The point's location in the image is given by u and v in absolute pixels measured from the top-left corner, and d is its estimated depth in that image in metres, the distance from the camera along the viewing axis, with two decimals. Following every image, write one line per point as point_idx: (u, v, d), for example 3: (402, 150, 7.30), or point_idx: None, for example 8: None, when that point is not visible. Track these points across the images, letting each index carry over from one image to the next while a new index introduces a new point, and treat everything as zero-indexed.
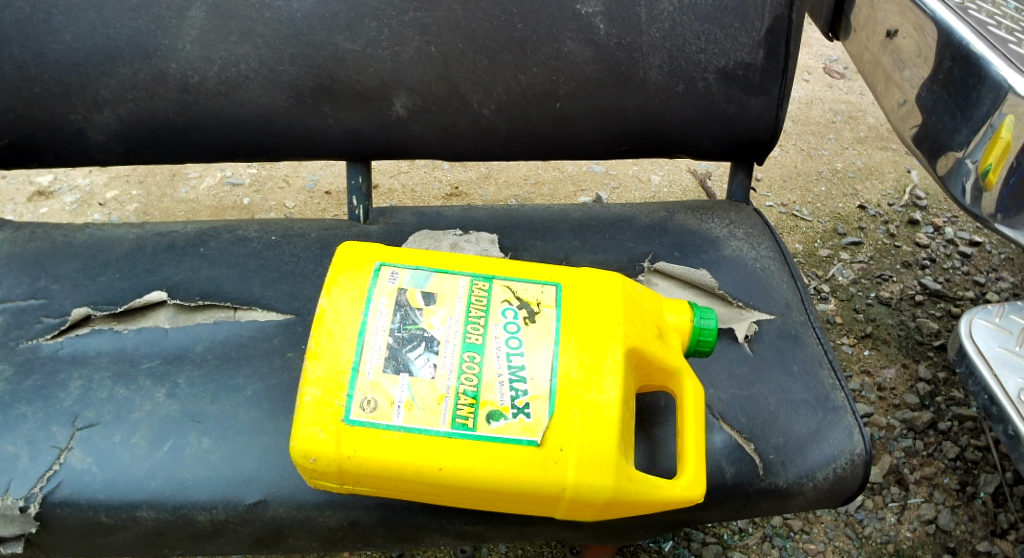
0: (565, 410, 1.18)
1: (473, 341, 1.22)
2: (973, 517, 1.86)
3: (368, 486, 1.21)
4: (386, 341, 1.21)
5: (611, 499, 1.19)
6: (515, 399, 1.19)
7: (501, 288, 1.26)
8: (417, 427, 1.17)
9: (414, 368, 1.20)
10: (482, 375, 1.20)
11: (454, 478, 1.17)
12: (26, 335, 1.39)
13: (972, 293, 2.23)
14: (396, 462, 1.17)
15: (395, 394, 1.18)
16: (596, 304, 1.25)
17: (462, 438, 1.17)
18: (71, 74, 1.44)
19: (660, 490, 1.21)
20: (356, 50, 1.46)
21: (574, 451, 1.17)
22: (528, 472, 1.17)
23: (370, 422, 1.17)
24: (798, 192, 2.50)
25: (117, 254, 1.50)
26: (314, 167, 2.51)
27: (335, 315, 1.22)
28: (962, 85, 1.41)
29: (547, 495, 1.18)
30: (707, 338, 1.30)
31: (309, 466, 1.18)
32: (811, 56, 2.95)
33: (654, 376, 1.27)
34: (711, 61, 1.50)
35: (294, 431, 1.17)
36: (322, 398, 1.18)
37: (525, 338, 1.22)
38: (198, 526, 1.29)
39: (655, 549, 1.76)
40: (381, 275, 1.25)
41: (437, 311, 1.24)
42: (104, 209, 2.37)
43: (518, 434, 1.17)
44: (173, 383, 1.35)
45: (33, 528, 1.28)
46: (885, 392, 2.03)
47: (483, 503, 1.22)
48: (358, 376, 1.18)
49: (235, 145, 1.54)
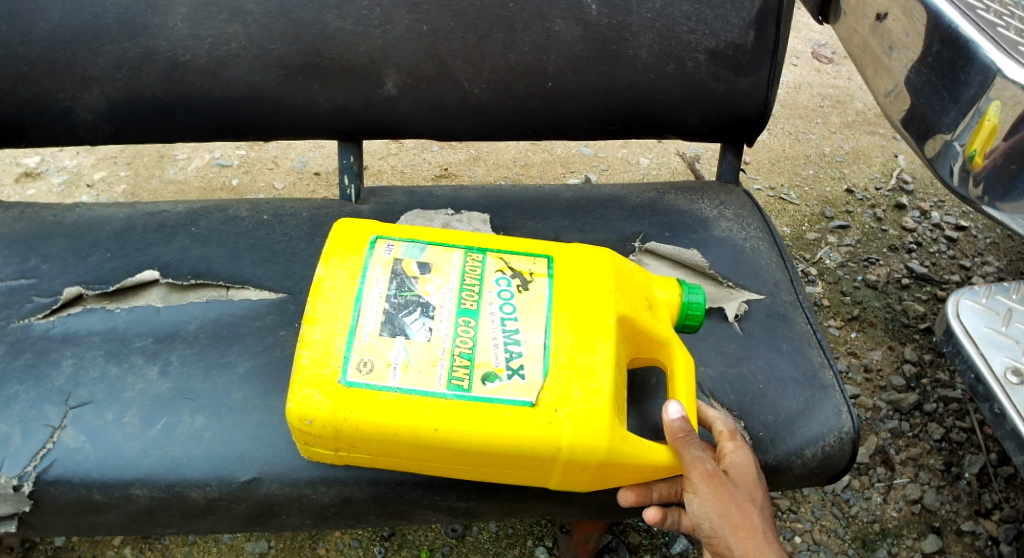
0: (559, 373, 1.19)
1: (468, 307, 1.23)
2: (957, 497, 1.88)
3: (363, 452, 1.20)
4: (383, 307, 1.22)
5: (606, 459, 1.19)
6: (509, 361, 1.20)
7: (494, 260, 1.28)
8: (413, 388, 1.17)
9: (410, 333, 1.21)
10: (477, 340, 1.21)
11: (449, 439, 1.17)
12: (17, 315, 1.39)
13: (958, 277, 2.25)
14: (391, 421, 1.16)
15: (392, 356, 1.19)
16: (589, 271, 1.27)
17: (458, 398, 1.17)
18: (59, 51, 1.44)
19: (652, 452, 1.23)
20: (346, 28, 1.46)
21: (570, 411, 1.18)
22: (524, 431, 1.17)
23: (367, 383, 1.17)
24: (786, 175, 2.52)
25: (108, 233, 1.50)
26: (303, 149, 2.51)
27: (331, 284, 1.23)
28: (950, 67, 1.42)
29: (542, 456, 1.18)
30: (696, 314, 1.31)
31: (303, 426, 1.17)
32: (799, 40, 2.96)
33: (645, 347, 1.28)
34: (700, 41, 1.50)
35: (290, 393, 1.17)
36: (318, 359, 1.18)
37: (519, 305, 1.24)
38: (190, 503, 1.29)
39: (644, 528, 1.77)
40: (377, 246, 1.27)
41: (433, 281, 1.25)
42: (92, 191, 2.36)
43: (514, 395, 1.18)
44: (165, 360, 1.35)
45: (26, 507, 1.28)
46: (871, 373, 2.05)
47: (477, 470, 1.21)
48: (355, 339, 1.19)
49: (226, 123, 1.54)
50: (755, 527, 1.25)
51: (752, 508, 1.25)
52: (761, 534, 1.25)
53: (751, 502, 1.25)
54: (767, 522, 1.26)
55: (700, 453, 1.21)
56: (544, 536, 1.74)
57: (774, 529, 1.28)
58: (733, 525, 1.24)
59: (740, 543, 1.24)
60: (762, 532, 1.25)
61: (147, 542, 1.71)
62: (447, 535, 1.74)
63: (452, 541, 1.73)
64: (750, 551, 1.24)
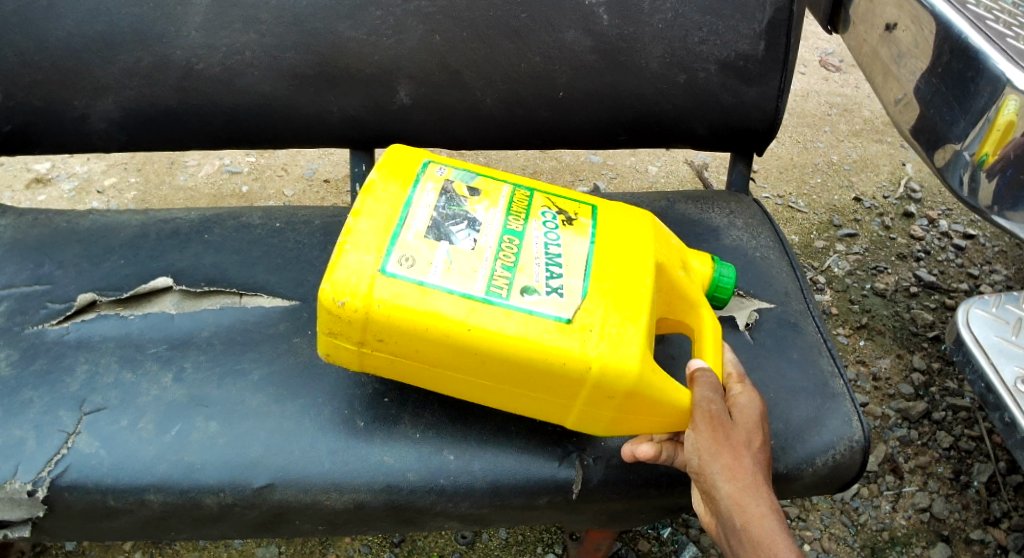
0: (596, 297, 1.24)
1: (512, 230, 1.29)
2: (966, 505, 1.88)
3: (387, 351, 1.23)
4: (431, 215, 1.27)
5: (633, 391, 1.21)
6: (549, 279, 1.25)
7: (540, 199, 1.34)
8: (450, 286, 1.22)
9: (454, 240, 1.26)
10: (517, 258, 1.26)
11: (479, 340, 1.20)
12: (31, 321, 1.40)
13: (966, 286, 2.25)
14: (425, 314, 1.19)
15: (433, 257, 1.23)
16: (630, 219, 1.34)
17: (494, 303, 1.21)
18: (73, 58, 1.45)
19: (678, 394, 1.24)
20: (359, 37, 1.47)
21: (604, 327, 1.22)
22: (556, 341, 1.20)
23: (407, 275, 1.21)
24: (794, 184, 2.52)
25: (121, 240, 1.51)
26: (313, 156, 2.52)
27: (383, 192, 1.28)
28: (959, 78, 1.42)
29: (570, 372, 1.20)
30: (724, 291, 1.39)
31: (333, 306, 1.19)
32: (807, 48, 2.98)
33: (676, 307, 1.34)
34: (711, 52, 1.51)
35: (329, 273, 1.20)
36: (363, 246, 1.23)
37: (562, 236, 1.30)
38: (204, 509, 1.29)
39: (653, 535, 1.78)
40: (430, 167, 1.33)
41: (481, 205, 1.31)
42: (102, 197, 2.37)
43: (551, 308, 1.22)
44: (179, 367, 1.36)
45: (40, 511, 1.28)
46: (880, 382, 2.05)
47: (499, 383, 1.23)
48: (401, 236, 1.24)
49: (239, 131, 1.55)
50: (744, 469, 1.20)
51: (748, 452, 1.22)
52: (752, 478, 1.20)
53: (749, 446, 1.23)
54: (763, 473, 1.22)
55: (710, 392, 1.23)
56: (553, 543, 1.75)
57: (772, 487, 1.22)
58: (723, 461, 1.20)
59: (727, 483, 1.20)
60: (752, 477, 1.20)
61: (158, 547, 1.71)
62: (457, 542, 1.74)
63: (462, 548, 1.74)
64: (735, 493, 1.19)
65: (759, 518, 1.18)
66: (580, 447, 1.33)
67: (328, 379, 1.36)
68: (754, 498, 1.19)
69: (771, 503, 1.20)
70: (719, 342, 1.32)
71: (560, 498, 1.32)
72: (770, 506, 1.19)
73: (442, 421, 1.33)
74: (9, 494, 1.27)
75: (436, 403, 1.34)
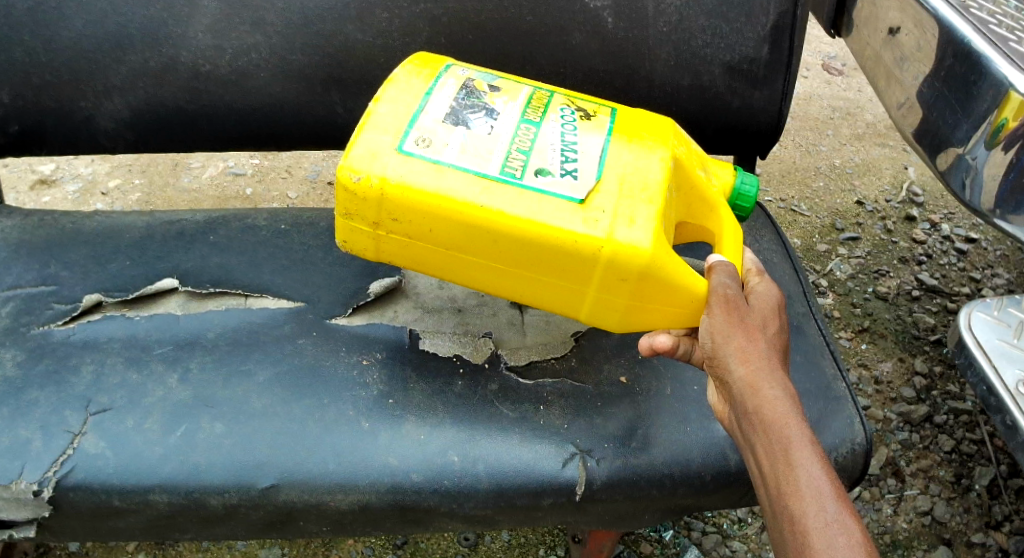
0: (611, 181, 1.25)
1: (530, 120, 1.29)
2: (967, 509, 1.88)
3: (402, 232, 1.25)
4: (450, 103, 1.28)
5: (644, 273, 1.23)
6: (564, 164, 1.25)
7: (561, 96, 1.33)
8: (463, 166, 1.23)
9: (471, 126, 1.27)
10: (534, 144, 1.27)
11: (491, 219, 1.22)
12: (37, 321, 1.41)
13: (968, 289, 2.25)
14: (440, 192, 1.22)
15: (449, 139, 1.25)
16: (652, 118, 1.33)
17: (509, 183, 1.23)
18: (81, 61, 1.45)
19: (694, 283, 1.26)
20: (366, 40, 1.48)
21: (615, 212, 1.23)
22: (568, 224, 1.22)
23: (422, 154, 1.24)
24: (796, 187, 2.52)
25: (127, 241, 1.52)
26: (317, 158, 2.53)
27: (404, 81, 1.30)
28: (962, 82, 1.42)
29: (581, 254, 1.22)
30: (746, 202, 1.38)
31: (349, 183, 1.22)
32: (810, 52, 3.00)
33: (697, 210, 1.35)
34: (716, 55, 1.51)
35: (346, 152, 1.23)
36: (381, 127, 1.25)
37: (580, 127, 1.29)
38: (210, 510, 1.30)
39: (655, 538, 1.78)
40: (453, 65, 1.33)
41: (501, 96, 1.31)
42: (107, 198, 2.38)
43: (564, 189, 1.23)
44: (185, 368, 1.36)
45: (46, 512, 1.29)
46: (882, 385, 2.05)
47: (512, 264, 1.25)
48: (419, 118, 1.26)
49: (246, 133, 1.56)
50: (759, 354, 1.21)
51: (762, 337, 1.23)
52: (765, 361, 1.20)
53: (763, 330, 1.23)
54: (777, 358, 1.22)
55: (727, 279, 1.24)
56: (556, 545, 1.75)
57: (787, 374, 1.22)
58: (737, 342, 1.21)
59: (740, 366, 1.20)
60: (766, 360, 1.20)
61: (161, 547, 1.72)
62: (460, 544, 1.75)
63: (466, 549, 1.74)
64: (748, 374, 1.19)
65: (772, 399, 1.18)
66: (584, 448, 1.33)
67: (333, 380, 1.36)
68: (767, 380, 1.19)
69: (786, 386, 1.19)
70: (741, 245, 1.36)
71: (564, 500, 1.32)
72: (783, 390, 1.19)
73: (446, 422, 1.34)
74: (15, 494, 1.28)
75: (441, 404, 1.35)
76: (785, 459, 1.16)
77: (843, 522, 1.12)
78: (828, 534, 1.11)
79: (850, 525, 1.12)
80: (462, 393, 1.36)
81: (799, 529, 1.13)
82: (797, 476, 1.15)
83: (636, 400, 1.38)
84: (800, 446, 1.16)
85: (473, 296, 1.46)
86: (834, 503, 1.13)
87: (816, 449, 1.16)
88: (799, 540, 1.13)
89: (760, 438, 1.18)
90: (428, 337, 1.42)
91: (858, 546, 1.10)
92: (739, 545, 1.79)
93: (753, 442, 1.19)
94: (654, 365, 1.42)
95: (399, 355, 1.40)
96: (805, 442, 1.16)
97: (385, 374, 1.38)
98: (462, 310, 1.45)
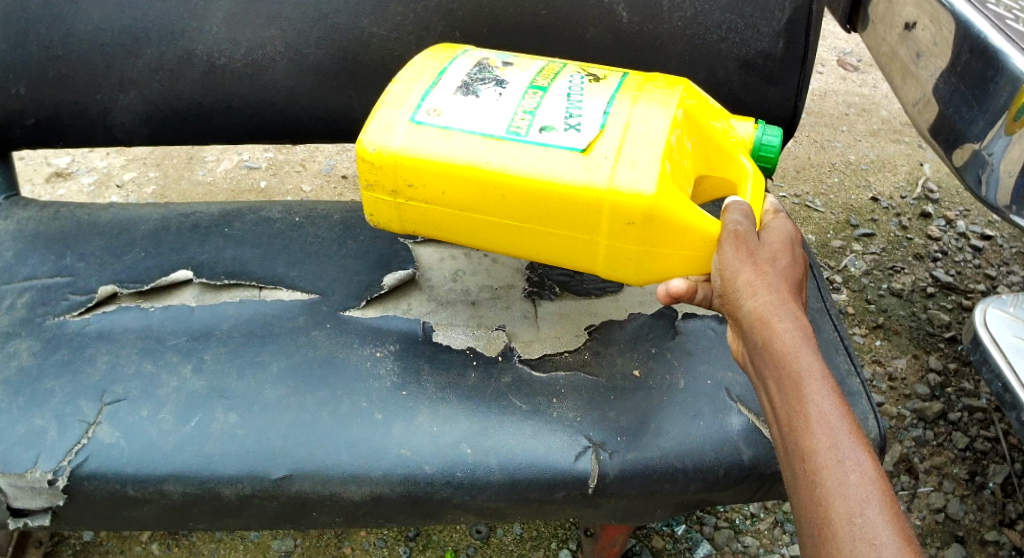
0: (614, 130, 1.23)
1: (539, 85, 1.28)
2: (981, 507, 1.87)
3: (419, 199, 1.28)
4: (461, 77, 1.29)
5: (648, 216, 1.21)
6: (568, 119, 1.24)
7: (574, 64, 1.32)
8: (471, 130, 1.24)
9: (481, 95, 1.27)
10: (541, 105, 1.26)
11: (498, 175, 1.23)
12: (53, 312, 1.41)
13: (983, 286, 2.24)
14: (449, 155, 1.24)
15: (459, 106, 1.26)
16: (663, 78, 1.30)
17: (514, 140, 1.23)
18: (97, 54, 1.46)
19: (705, 225, 1.24)
20: (381, 34, 1.48)
21: (617, 160, 1.21)
22: (571, 174, 1.21)
23: (432, 122, 1.25)
24: (810, 183, 2.51)
25: (142, 233, 1.53)
26: (331, 152, 2.54)
27: (420, 64, 1.32)
28: (979, 77, 1.41)
29: (588, 204, 1.22)
30: (768, 154, 1.34)
31: (365, 155, 1.25)
32: (826, 48, 3.01)
33: (716, 162, 1.32)
34: (731, 50, 1.51)
35: (362, 129, 1.27)
36: (394, 102, 1.27)
37: (588, 88, 1.27)
38: (223, 500, 1.31)
39: (667, 533, 1.78)
40: (469, 50, 1.34)
41: (513, 68, 1.31)
42: (122, 191, 2.39)
43: (567, 142, 1.22)
44: (199, 359, 1.37)
45: (61, 500, 1.30)
46: (896, 382, 2.05)
47: (525, 220, 1.26)
48: (431, 91, 1.27)
49: (261, 127, 1.56)
50: (769, 286, 1.19)
51: (773, 270, 1.21)
52: (776, 293, 1.19)
53: (774, 264, 1.22)
54: (790, 292, 1.20)
55: (739, 217, 1.23)
56: (568, 538, 1.75)
57: (802, 307, 1.20)
58: (746, 276, 1.20)
59: (749, 299, 1.19)
60: (776, 292, 1.19)
61: (174, 538, 1.73)
62: (472, 537, 1.75)
63: (477, 542, 1.74)
64: (758, 307, 1.18)
65: (782, 332, 1.16)
66: (596, 442, 1.33)
67: (346, 372, 1.36)
68: (778, 313, 1.17)
69: (798, 319, 1.17)
70: (762, 191, 1.33)
71: (576, 493, 1.32)
72: (795, 322, 1.17)
73: (458, 414, 1.34)
74: (30, 483, 1.29)
75: (454, 396, 1.35)
76: (795, 394, 1.13)
77: (855, 459, 1.08)
78: (839, 470, 1.08)
79: (863, 461, 1.08)
80: (475, 386, 1.36)
81: (809, 466, 1.10)
82: (807, 411, 1.12)
83: (649, 393, 1.38)
84: (811, 380, 1.13)
85: (487, 290, 1.49)
86: (845, 438, 1.10)
87: (828, 383, 1.13)
88: (809, 478, 1.10)
89: (771, 372, 1.16)
90: (442, 330, 1.43)
91: (870, 483, 1.07)
92: (751, 540, 1.79)
93: (764, 378, 1.17)
94: (668, 359, 1.41)
95: (412, 348, 1.40)
96: (816, 376, 1.13)
97: (397, 366, 1.38)
98: (476, 303, 1.47)
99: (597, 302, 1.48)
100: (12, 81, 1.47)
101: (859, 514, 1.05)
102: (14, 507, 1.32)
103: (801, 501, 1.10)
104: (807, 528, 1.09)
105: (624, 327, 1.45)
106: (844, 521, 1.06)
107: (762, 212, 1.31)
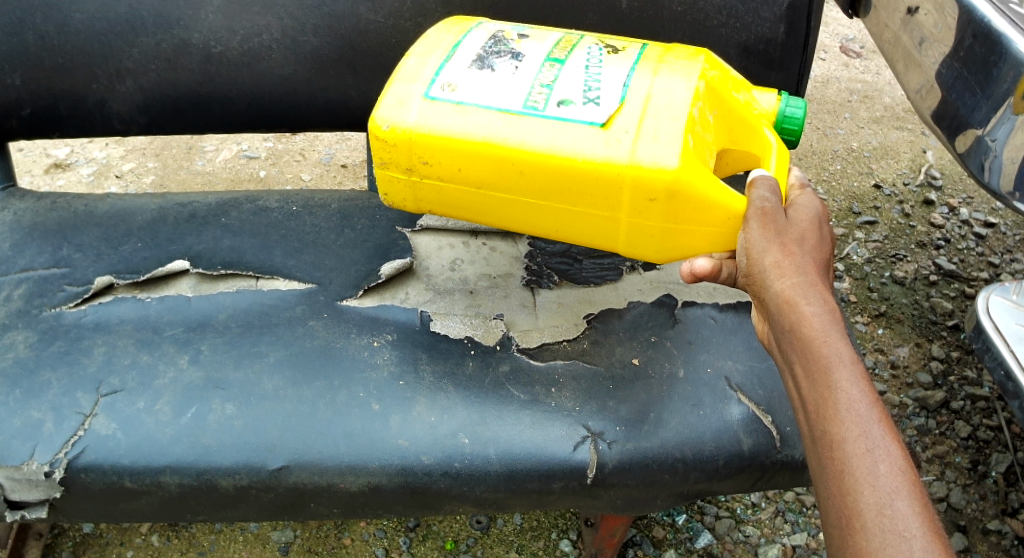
0: (635, 103, 1.21)
1: (556, 57, 1.27)
2: (983, 496, 1.86)
3: (435, 176, 1.26)
4: (475, 51, 1.27)
5: (671, 191, 1.20)
6: (587, 92, 1.22)
7: (591, 36, 1.31)
8: (488, 105, 1.23)
9: (497, 69, 1.26)
10: (559, 78, 1.24)
11: (516, 150, 1.22)
12: (49, 303, 1.41)
13: (986, 274, 2.22)
14: (466, 131, 1.22)
15: (475, 80, 1.24)
16: (683, 50, 1.29)
17: (532, 115, 1.22)
18: (93, 44, 1.45)
19: (734, 202, 1.23)
20: (378, 21, 1.47)
21: (638, 134, 1.20)
22: (591, 149, 1.20)
23: (447, 97, 1.24)
24: (813, 170, 2.50)
25: (139, 223, 1.52)
26: (331, 141, 2.54)
27: (434, 37, 1.30)
28: (982, 62, 1.39)
29: (607, 179, 1.20)
30: (792, 126, 1.33)
31: (379, 132, 1.24)
32: (828, 35, 3.00)
33: (740, 136, 1.31)
34: (731, 35, 1.49)
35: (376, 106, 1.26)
36: (408, 76, 1.26)
37: (607, 61, 1.26)
38: (221, 492, 1.30)
39: (668, 522, 1.77)
40: (483, 24, 1.33)
41: (530, 40, 1.29)
42: (121, 181, 2.38)
43: (587, 116, 1.21)
44: (196, 350, 1.36)
45: (58, 492, 1.30)
46: (898, 370, 2.04)
47: (544, 196, 1.25)
48: (445, 66, 1.26)
49: (258, 116, 1.55)
50: (796, 266, 1.17)
51: (801, 251, 1.19)
52: (804, 276, 1.17)
53: (801, 245, 1.20)
54: (818, 274, 1.18)
55: (766, 193, 1.22)
56: (568, 528, 1.75)
57: (830, 290, 1.18)
58: (772, 258, 1.18)
59: (777, 279, 1.17)
60: (804, 274, 1.17)
61: (175, 529, 1.73)
62: (473, 527, 1.75)
63: (478, 533, 1.74)
64: (786, 287, 1.16)
65: (810, 316, 1.14)
66: (595, 432, 1.32)
67: (344, 362, 1.36)
68: (805, 296, 1.16)
69: (825, 302, 1.15)
70: (787, 163, 1.31)
71: (575, 483, 1.31)
72: (823, 305, 1.15)
73: (457, 404, 1.33)
74: (27, 475, 1.29)
75: (451, 386, 1.34)
76: (823, 380, 1.11)
77: (885, 449, 1.07)
78: (869, 459, 1.06)
79: (892, 451, 1.06)
80: (473, 375, 1.36)
81: (837, 454, 1.08)
82: (836, 398, 1.10)
83: (648, 382, 1.37)
84: (840, 366, 1.11)
85: (485, 279, 1.48)
86: (875, 427, 1.08)
87: (857, 369, 1.11)
88: (836, 468, 1.08)
89: (798, 357, 1.14)
90: (440, 319, 1.42)
91: (900, 474, 1.05)
92: (752, 530, 1.78)
93: (791, 362, 1.15)
94: (667, 348, 1.41)
95: (410, 338, 1.39)
96: (845, 362, 1.12)
97: (395, 356, 1.37)
98: (475, 292, 1.46)
99: (596, 290, 1.48)
100: (7, 72, 1.46)
101: (888, 506, 1.04)
102: (12, 500, 1.31)
103: (829, 491, 1.08)
104: (835, 517, 1.07)
105: (624, 316, 1.44)
106: (874, 512, 1.04)
107: (788, 186, 1.30)
